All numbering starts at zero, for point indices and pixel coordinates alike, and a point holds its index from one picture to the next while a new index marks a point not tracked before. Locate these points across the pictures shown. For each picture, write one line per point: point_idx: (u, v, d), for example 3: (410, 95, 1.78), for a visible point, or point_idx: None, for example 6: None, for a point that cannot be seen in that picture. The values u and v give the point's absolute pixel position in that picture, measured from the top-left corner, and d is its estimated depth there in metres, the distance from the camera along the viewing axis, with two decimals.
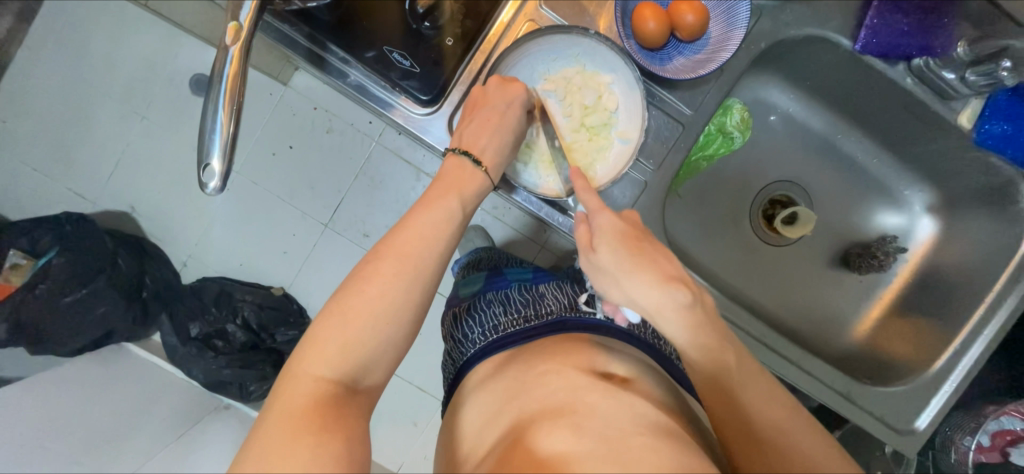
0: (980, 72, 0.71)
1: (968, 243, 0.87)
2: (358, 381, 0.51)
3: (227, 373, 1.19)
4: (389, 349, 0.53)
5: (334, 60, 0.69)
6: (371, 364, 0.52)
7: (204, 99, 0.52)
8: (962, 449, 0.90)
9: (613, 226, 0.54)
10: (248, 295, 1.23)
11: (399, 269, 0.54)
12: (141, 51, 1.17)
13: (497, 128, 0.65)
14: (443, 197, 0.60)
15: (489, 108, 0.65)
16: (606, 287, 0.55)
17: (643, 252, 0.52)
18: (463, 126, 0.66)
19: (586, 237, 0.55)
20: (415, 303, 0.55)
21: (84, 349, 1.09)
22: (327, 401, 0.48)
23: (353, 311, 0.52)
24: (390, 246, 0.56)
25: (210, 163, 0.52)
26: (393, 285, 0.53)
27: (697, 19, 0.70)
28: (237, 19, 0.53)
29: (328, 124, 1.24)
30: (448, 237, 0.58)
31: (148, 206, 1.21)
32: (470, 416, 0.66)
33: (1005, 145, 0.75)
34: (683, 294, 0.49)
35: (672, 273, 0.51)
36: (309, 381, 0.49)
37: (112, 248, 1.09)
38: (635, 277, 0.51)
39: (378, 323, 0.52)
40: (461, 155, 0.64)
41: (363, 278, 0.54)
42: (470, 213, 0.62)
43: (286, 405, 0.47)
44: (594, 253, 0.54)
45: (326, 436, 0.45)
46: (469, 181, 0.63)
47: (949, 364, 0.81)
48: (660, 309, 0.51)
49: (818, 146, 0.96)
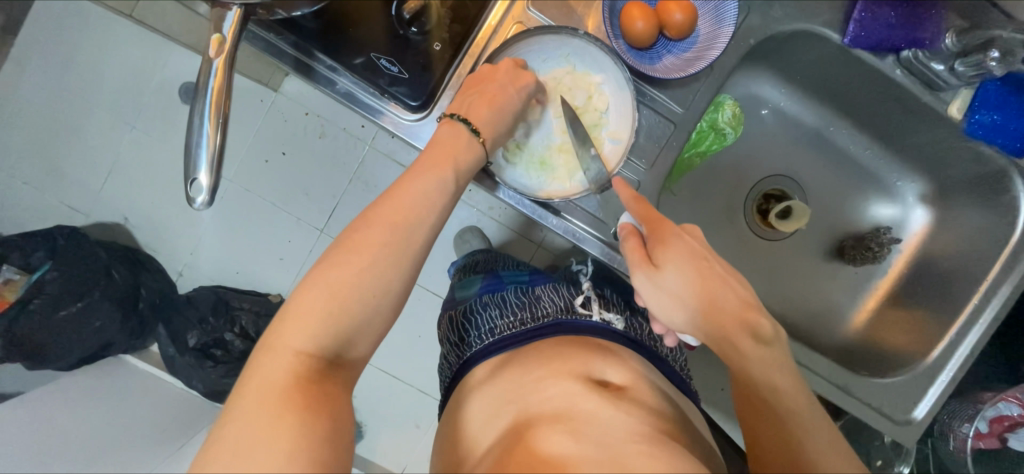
0: (968, 63, 0.71)
1: (962, 233, 0.87)
2: (341, 354, 0.51)
3: (225, 381, 1.20)
4: (374, 320, 0.53)
5: (322, 69, 0.69)
6: (355, 338, 0.52)
7: (191, 111, 0.52)
8: (960, 436, 0.91)
9: (678, 246, 0.57)
10: (246, 302, 1.22)
11: (389, 241, 0.53)
12: (127, 60, 1.16)
13: (500, 106, 0.64)
14: (433, 170, 0.58)
15: (495, 84, 0.65)
16: (661, 306, 0.57)
17: (714, 277, 0.56)
18: (466, 95, 0.65)
19: (642, 255, 0.57)
20: (402, 277, 0.54)
21: (82, 363, 1.09)
22: (310, 377, 0.48)
23: (338, 285, 0.51)
24: (376, 217, 0.54)
25: (198, 178, 0.51)
26: (383, 258, 0.53)
27: (685, 17, 0.70)
28: (221, 31, 0.52)
29: (319, 129, 1.24)
30: (436, 212, 0.57)
31: (140, 217, 1.21)
32: (469, 415, 0.66)
33: (995, 135, 0.76)
34: (763, 326, 0.55)
35: (747, 301, 0.56)
36: (290, 355, 0.48)
37: (105, 260, 1.09)
38: (700, 295, 0.55)
39: (364, 296, 0.51)
40: (459, 123, 0.63)
41: (348, 250, 0.52)
42: (463, 185, 0.62)
43: (266, 380, 0.46)
44: (656, 270, 0.56)
45: (309, 414, 0.45)
46: (465, 150, 0.62)
47: (945, 353, 0.81)
48: (718, 328, 0.55)
49: (811, 139, 0.96)
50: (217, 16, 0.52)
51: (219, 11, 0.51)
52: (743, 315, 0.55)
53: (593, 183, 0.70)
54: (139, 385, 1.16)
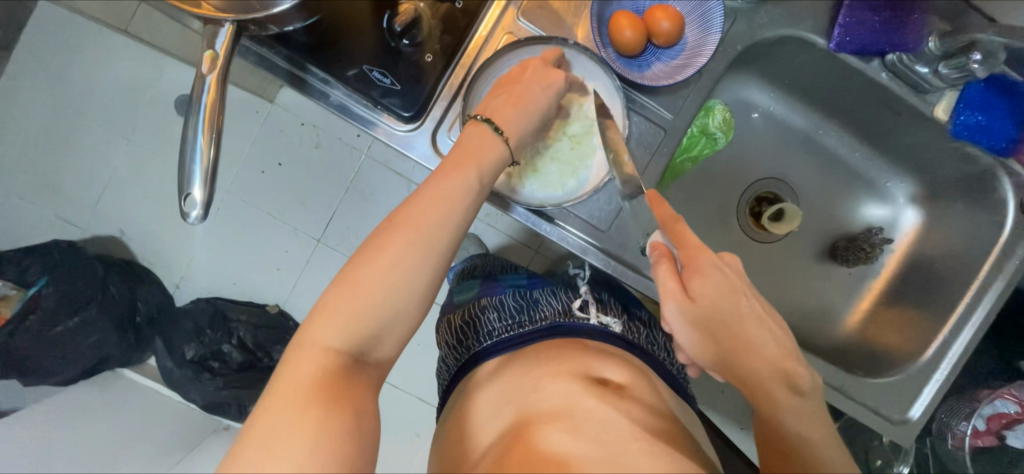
0: (951, 65, 0.72)
1: (950, 233, 0.89)
2: (367, 353, 0.50)
3: (224, 394, 1.19)
4: (399, 322, 0.51)
5: (315, 81, 0.69)
6: (381, 338, 0.50)
7: (183, 126, 0.52)
8: (958, 434, 0.92)
9: (715, 277, 0.54)
10: (244, 314, 1.22)
11: (415, 240, 0.51)
12: (123, 75, 1.16)
13: (524, 108, 0.62)
14: (461, 168, 0.56)
15: (522, 85, 0.64)
16: (693, 336, 0.55)
17: (751, 314, 0.54)
18: (490, 98, 0.64)
19: (676, 285, 0.55)
20: (429, 280, 0.52)
21: (80, 376, 1.08)
22: (335, 375, 0.47)
23: (362, 282, 0.49)
24: (404, 217, 0.52)
25: (192, 193, 0.52)
26: (409, 259, 0.51)
27: (672, 26, 0.71)
28: (214, 47, 0.52)
29: (316, 139, 1.24)
30: (462, 213, 0.54)
31: (138, 231, 1.21)
32: (484, 396, 0.66)
33: (980, 136, 0.77)
34: (800, 375, 0.54)
35: (782, 345, 0.55)
36: (317, 350, 0.47)
37: (102, 274, 1.09)
38: (736, 336, 0.54)
39: (390, 298, 0.50)
40: (484, 123, 0.60)
41: (376, 248, 0.51)
42: (489, 187, 0.58)
43: (293, 374, 0.46)
44: (691, 300, 0.54)
45: (332, 413, 0.44)
46: (489, 150, 0.59)
47: (939, 351, 0.82)
48: (749, 364, 0.54)
49: (800, 142, 0.97)
50: (212, 33, 0.52)
51: (212, 28, 0.52)
52: (780, 361, 0.54)
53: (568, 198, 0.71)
54: (137, 401, 1.16)
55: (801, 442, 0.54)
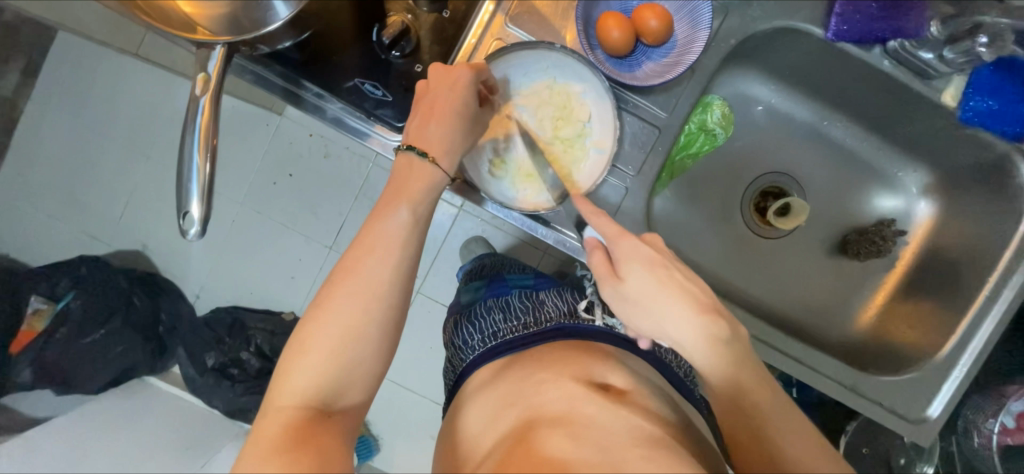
0: (957, 50, 0.70)
1: (966, 223, 0.85)
2: (333, 402, 0.50)
3: (244, 400, 1.22)
4: (357, 366, 0.51)
5: (310, 97, 0.72)
6: (342, 385, 0.50)
7: (180, 147, 0.54)
8: (985, 432, 0.88)
9: (635, 251, 0.55)
10: (260, 323, 1.25)
11: (353, 285, 0.51)
12: (138, 96, 1.21)
13: (447, 118, 0.61)
14: (392, 207, 0.56)
15: (431, 96, 0.61)
16: (630, 316, 0.55)
17: (674, 282, 0.53)
18: (412, 119, 0.62)
19: (607, 267, 0.55)
20: (378, 316, 0.52)
21: (108, 386, 1.14)
22: (301, 426, 0.46)
23: (310, 338, 0.50)
24: (343, 267, 0.53)
25: (190, 211, 0.54)
26: (349, 304, 0.51)
27: (661, 24, 0.70)
28: (207, 70, 0.54)
29: (323, 149, 1.27)
30: (400, 247, 0.54)
31: (157, 245, 1.26)
32: (472, 420, 0.66)
33: (992, 121, 0.74)
34: (722, 327, 0.52)
35: (704, 304, 0.53)
36: (280, 411, 0.48)
37: (126, 287, 1.16)
38: (665, 301, 0.53)
39: (337, 345, 0.50)
40: (409, 151, 0.59)
41: (320, 302, 0.51)
42: (428, 216, 0.57)
43: (260, 437, 0.46)
44: (618, 281, 0.55)
45: (298, 459, 0.43)
46: (421, 179, 0.58)
47: (958, 346, 0.79)
48: (683, 335, 0.52)
49: (806, 133, 0.94)
50: (203, 57, 0.54)
51: (203, 51, 0.54)
52: (705, 320, 0.52)
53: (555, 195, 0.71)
54: (163, 407, 1.19)
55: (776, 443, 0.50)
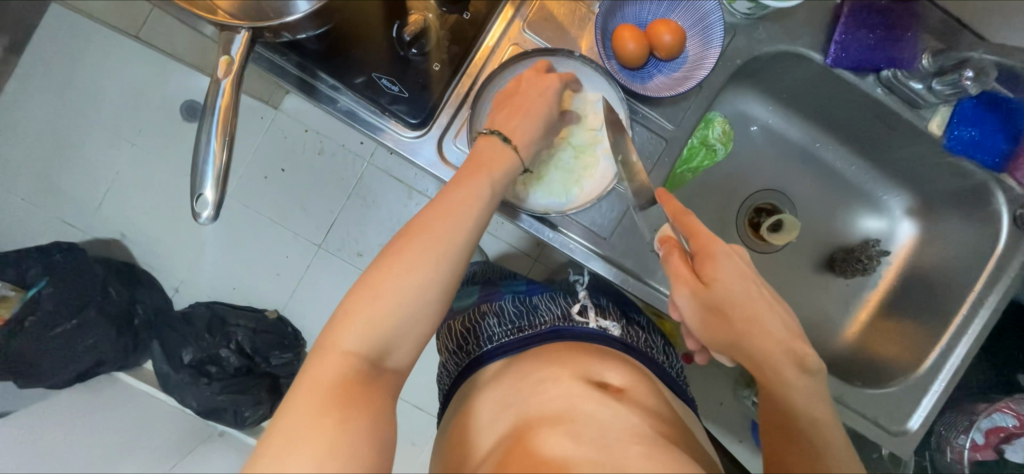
0: (944, 82, 0.74)
1: (945, 245, 0.90)
2: (384, 359, 0.50)
3: (220, 399, 1.19)
4: (415, 327, 0.52)
5: (324, 88, 0.71)
6: (398, 344, 0.51)
7: (197, 129, 0.53)
8: (957, 447, 0.91)
9: (732, 269, 0.55)
10: (242, 319, 1.22)
11: (429, 246, 0.53)
12: (132, 80, 1.18)
13: (530, 115, 0.64)
14: (473, 178, 0.58)
15: (522, 95, 0.65)
16: (704, 321, 0.56)
17: (761, 301, 0.55)
18: (496, 110, 0.65)
19: (690, 272, 0.56)
20: (443, 286, 0.53)
21: (74, 380, 1.05)
22: (353, 379, 0.47)
23: (380, 289, 0.50)
24: (418, 227, 0.54)
25: (204, 193, 0.53)
26: (422, 264, 0.52)
27: (674, 39, 0.73)
28: (230, 53, 0.54)
29: (319, 146, 1.26)
30: (475, 219, 0.56)
31: (140, 233, 1.21)
32: (484, 403, 0.66)
33: (974, 150, 0.78)
34: (807, 356, 0.55)
35: (790, 331, 0.55)
36: (337, 355, 0.48)
37: (101, 275, 1.09)
38: (752, 321, 0.54)
39: (404, 303, 0.50)
40: (494, 136, 0.62)
41: (393, 257, 0.52)
42: (500, 195, 0.60)
43: (315, 380, 0.47)
44: (704, 287, 0.55)
45: (349, 415, 0.45)
46: (501, 160, 0.60)
47: (936, 363, 0.83)
48: (757, 349, 0.55)
49: (798, 155, 0.98)
50: (226, 39, 0.54)
51: (227, 34, 0.54)
52: (790, 344, 0.55)
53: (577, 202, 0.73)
54: (131, 405, 1.14)
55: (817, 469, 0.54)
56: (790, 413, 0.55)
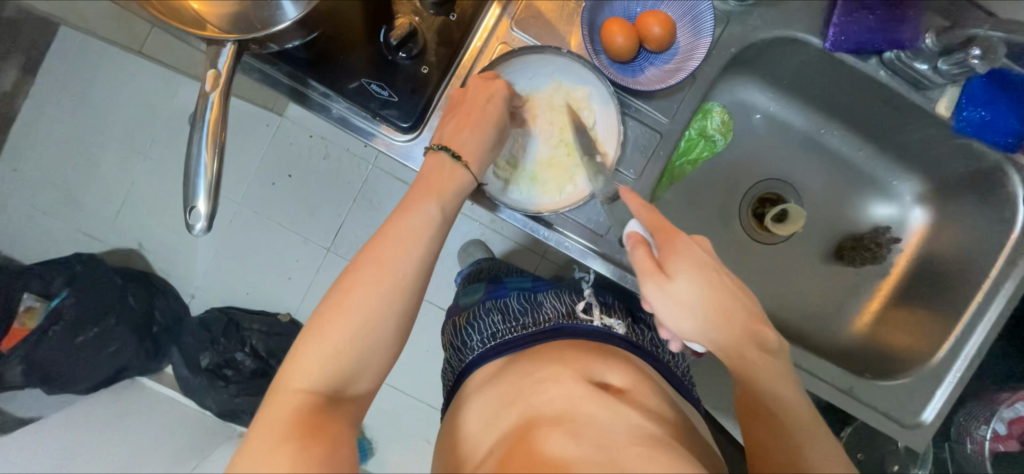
0: (950, 61, 0.71)
1: (959, 231, 0.87)
2: (342, 391, 0.51)
3: (239, 401, 1.22)
4: (374, 353, 0.53)
5: (315, 96, 0.72)
6: (355, 372, 0.52)
7: (188, 143, 0.54)
8: (977, 439, 0.89)
9: (688, 253, 0.55)
10: (256, 323, 1.25)
11: (380, 273, 0.54)
12: (139, 94, 1.21)
13: (478, 125, 0.65)
14: (424, 203, 0.59)
15: (470, 105, 0.66)
16: (671, 315, 0.55)
17: (723, 288, 0.55)
18: (445, 124, 0.67)
19: (653, 264, 0.55)
20: (398, 310, 0.54)
21: (99, 384, 1.12)
22: (311, 411, 0.48)
23: (335, 320, 0.51)
24: (369, 256, 0.55)
25: (197, 206, 0.54)
26: (376, 290, 0.53)
27: (663, 31, 0.72)
28: (216, 67, 0.55)
29: (324, 151, 1.27)
30: (426, 244, 0.57)
31: (154, 243, 1.25)
32: (472, 416, 0.66)
33: (985, 131, 0.75)
34: (768, 336, 0.55)
35: (752, 312, 0.56)
36: (292, 392, 0.49)
37: (121, 285, 1.13)
38: (715, 308, 0.54)
39: (360, 331, 0.51)
40: (441, 151, 0.64)
41: (345, 288, 0.53)
42: (453, 218, 0.62)
43: (272, 418, 0.47)
44: (668, 279, 0.54)
45: (310, 445, 0.45)
46: (450, 180, 0.62)
47: (951, 353, 0.80)
48: (723, 338, 0.55)
49: (803, 142, 0.96)
50: (213, 53, 0.55)
51: (214, 47, 0.55)
52: (751, 327, 0.55)
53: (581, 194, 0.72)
54: (153, 408, 1.18)
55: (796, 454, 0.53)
56: (759, 396, 0.55)
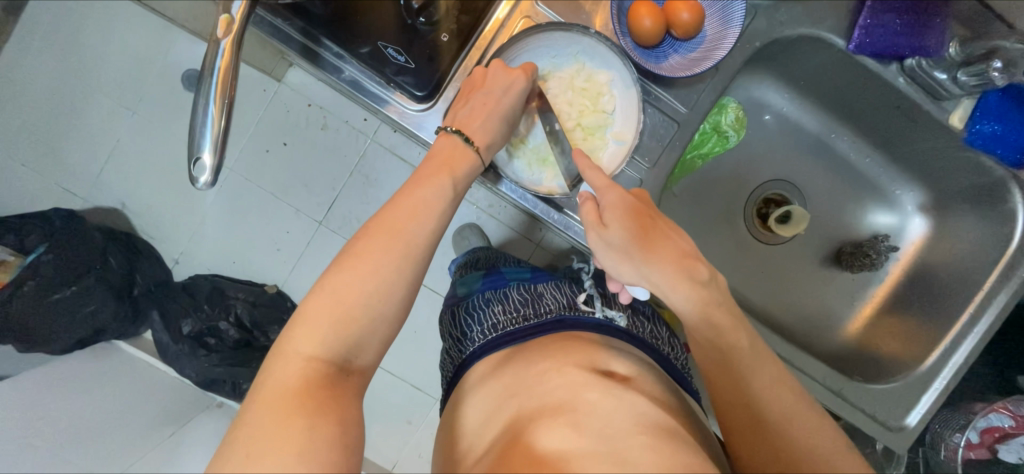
0: (970, 72, 0.73)
1: (957, 243, 0.88)
2: (350, 361, 0.49)
3: (218, 371, 1.18)
4: (381, 326, 0.51)
5: (329, 56, 0.69)
6: (363, 344, 0.50)
7: (195, 92, 0.51)
8: (951, 446, 0.90)
9: (620, 202, 0.57)
10: (242, 292, 1.22)
11: (391, 243, 0.52)
12: (132, 45, 1.14)
13: (492, 115, 0.65)
14: (434, 176, 0.59)
15: (485, 91, 0.65)
16: (614, 266, 0.57)
17: (656, 230, 0.56)
18: (459, 105, 0.66)
19: (594, 215, 0.57)
20: (408, 282, 0.53)
21: (76, 348, 1.03)
22: (319, 383, 0.46)
23: (343, 289, 0.50)
24: (379, 224, 0.54)
25: (201, 158, 0.51)
26: (385, 259, 0.52)
27: (692, 17, 0.70)
28: (230, 12, 0.52)
29: (323, 121, 1.24)
30: (438, 217, 0.56)
31: (141, 204, 1.19)
32: (473, 410, 0.65)
33: (995, 145, 0.76)
34: (699, 270, 0.54)
35: (684, 250, 0.55)
36: (298, 360, 0.47)
37: (102, 246, 1.07)
38: (648, 250, 0.54)
39: (369, 300, 0.50)
40: (454, 134, 0.63)
41: (353, 256, 0.51)
42: (462, 194, 0.61)
43: (276, 387, 0.45)
44: (602, 228, 0.56)
45: (318, 420, 0.44)
46: (462, 159, 0.62)
47: (939, 361, 0.82)
48: (660, 278, 0.54)
49: (811, 145, 0.96)
50: None
51: None
52: (681, 263, 0.54)
53: (568, 183, 0.71)
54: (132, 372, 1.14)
55: (751, 396, 0.53)
56: (710, 342, 0.55)
